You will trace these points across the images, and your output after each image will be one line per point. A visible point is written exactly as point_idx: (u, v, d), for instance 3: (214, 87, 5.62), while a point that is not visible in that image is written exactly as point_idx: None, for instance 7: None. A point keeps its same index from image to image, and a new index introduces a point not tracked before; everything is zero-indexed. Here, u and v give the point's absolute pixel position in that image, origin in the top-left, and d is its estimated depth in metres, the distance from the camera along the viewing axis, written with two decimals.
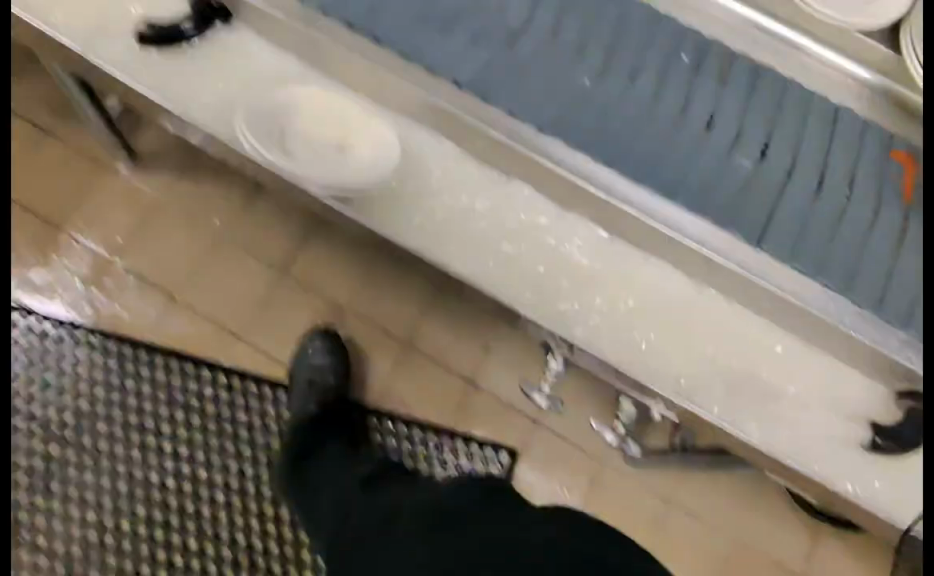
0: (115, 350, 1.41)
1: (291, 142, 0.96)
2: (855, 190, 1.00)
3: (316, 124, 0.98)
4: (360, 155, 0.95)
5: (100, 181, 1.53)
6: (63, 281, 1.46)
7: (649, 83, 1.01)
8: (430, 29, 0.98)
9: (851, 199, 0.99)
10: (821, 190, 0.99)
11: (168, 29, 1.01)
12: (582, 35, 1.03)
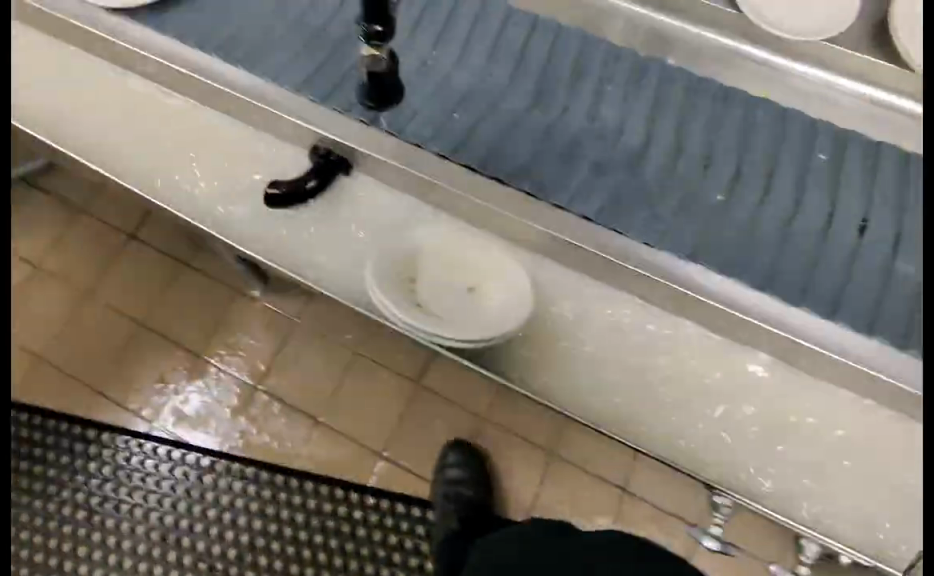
0: (266, 478, 1.45)
1: (426, 294, 0.95)
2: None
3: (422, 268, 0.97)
4: (498, 301, 0.94)
5: (240, 309, 1.60)
6: (214, 413, 1.52)
7: (787, 191, 0.96)
8: (552, 164, 0.96)
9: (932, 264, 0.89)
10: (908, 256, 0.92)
11: (289, 188, 1.01)
12: (697, 145, 0.98)
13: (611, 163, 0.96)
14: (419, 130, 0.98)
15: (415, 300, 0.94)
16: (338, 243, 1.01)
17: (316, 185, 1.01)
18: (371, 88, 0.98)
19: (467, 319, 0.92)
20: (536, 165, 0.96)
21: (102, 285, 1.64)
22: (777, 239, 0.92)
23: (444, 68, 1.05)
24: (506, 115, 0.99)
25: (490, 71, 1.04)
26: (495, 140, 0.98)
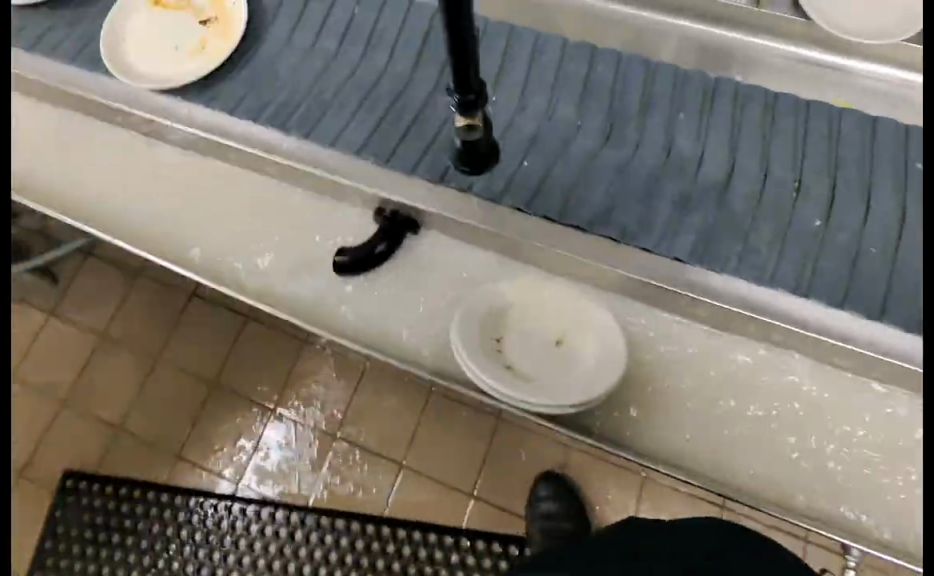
0: (355, 529, 1.44)
1: (509, 359, 0.91)
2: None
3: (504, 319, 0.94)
4: (589, 360, 0.89)
5: (308, 355, 1.59)
6: (296, 469, 1.51)
7: (886, 211, 0.89)
8: (634, 205, 0.91)
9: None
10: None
11: (360, 253, 0.97)
12: (772, 173, 0.92)
13: (694, 196, 0.92)
14: (490, 185, 0.93)
15: (504, 359, 0.90)
16: (409, 310, 0.96)
17: (387, 246, 0.97)
18: (464, 153, 0.92)
19: (561, 372, 0.90)
20: (618, 208, 0.91)
21: (172, 345, 1.63)
22: (883, 272, 0.85)
23: (507, 111, 0.99)
24: (578, 157, 0.95)
25: (557, 108, 0.99)
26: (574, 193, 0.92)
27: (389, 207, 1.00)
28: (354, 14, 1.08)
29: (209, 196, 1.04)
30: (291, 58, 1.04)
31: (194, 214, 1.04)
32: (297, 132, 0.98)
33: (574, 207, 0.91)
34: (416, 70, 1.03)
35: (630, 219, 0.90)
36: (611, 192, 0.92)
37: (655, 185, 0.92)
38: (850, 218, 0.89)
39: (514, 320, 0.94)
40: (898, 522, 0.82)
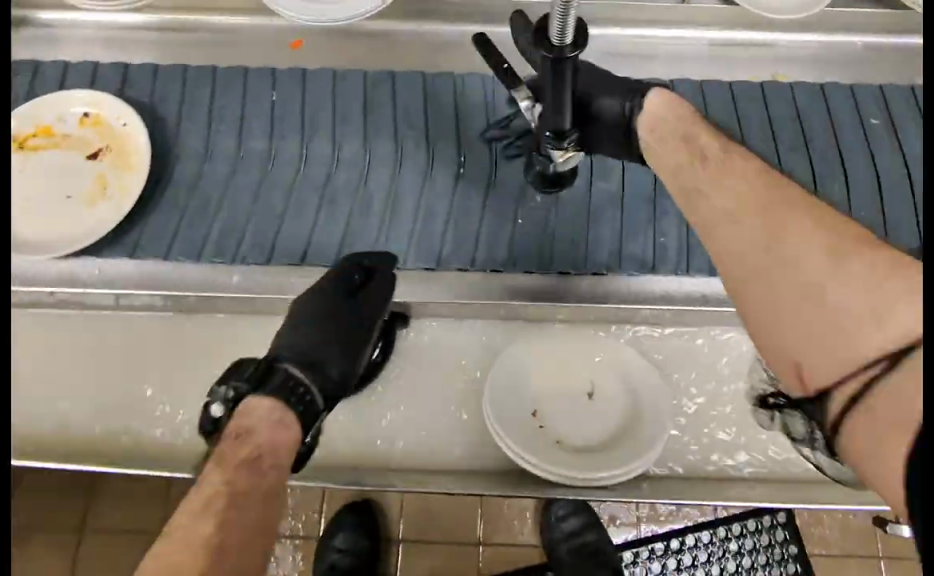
0: None
1: (558, 430, 0.81)
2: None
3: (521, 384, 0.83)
4: (646, 408, 0.80)
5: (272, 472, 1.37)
6: None
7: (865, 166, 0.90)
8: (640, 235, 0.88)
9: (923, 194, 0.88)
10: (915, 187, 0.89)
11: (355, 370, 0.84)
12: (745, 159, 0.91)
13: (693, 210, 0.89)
14: (498, 253, 0.86)
15: (552, 433, 0.81)
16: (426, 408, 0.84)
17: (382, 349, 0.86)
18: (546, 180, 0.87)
19: (622, 431, 0.80)
20: (627, 242, 0.87)
21: (89, 525, 1.19)
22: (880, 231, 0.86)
23: (484, 168, 0.89)
24: (572, 197, 0.89)
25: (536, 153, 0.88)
26: (576, 234, 0.87)
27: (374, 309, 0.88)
28: (273, 101, 0.91)
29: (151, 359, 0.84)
30: (220, 166, 0.88)
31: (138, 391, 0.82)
32: (259, 257, 0.84)
33: (586, 252, 0.87)
34: (370, 147, 0.89)
35: (642, 250, 0.87)
36: (615, 226, 0.88)
37: (653, 205, 0.89)
38: (856, 188, 0.88)
39: (546, 379, 0.84)
40: None
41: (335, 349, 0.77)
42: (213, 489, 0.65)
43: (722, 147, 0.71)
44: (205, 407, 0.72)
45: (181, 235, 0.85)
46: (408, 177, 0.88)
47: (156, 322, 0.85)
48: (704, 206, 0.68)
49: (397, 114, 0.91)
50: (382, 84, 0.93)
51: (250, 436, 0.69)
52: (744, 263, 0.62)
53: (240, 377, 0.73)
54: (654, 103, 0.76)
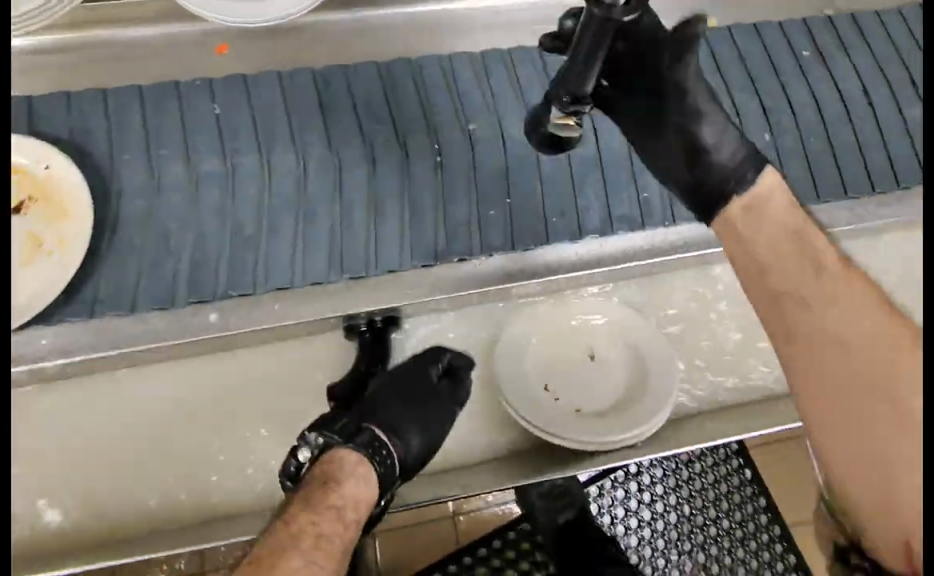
0: None
1: (573, 400, 0.76)
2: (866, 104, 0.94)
3: (521, 356, 0.77)
4: (649, 357, 0.77)
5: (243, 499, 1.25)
6: None
7: (805, 99, 0.94)
8: (623, 194, 0.84)
9: (856, 119, 0.93)
10: (850, 109, 0.94)
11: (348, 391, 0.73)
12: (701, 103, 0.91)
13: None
14: (494, 237, 0.81)
15: (569, 404, 0.75)
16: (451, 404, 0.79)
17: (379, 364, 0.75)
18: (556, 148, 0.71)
19: (633, 387, 0.77)
20: (613, 204, 0.84)
21: None
22: (829, 159, 0.91)
23: (464, 151, 0.82)
24: (554, 170, 0.84)
25: (508, 127, 0.84)
26: (559, 202, 0.83)
27: (362, 318, 0.77)
28: (216, 114, 0.82)
29: (139, 418, 0.75)
30: (174, 195, 0.79)
31: (141, 455, 0.74)
32: (245, 286, 0.77)
33: (579, 222, 0.83)
34: (335, 148, 0.81)
35: (627, 209, 0.84)
36: (600, 192, 0.84)
37: (631, 162, 0.86)
38: (801, 120, 0.93)
39: (550, 352, 0.78)
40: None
41: (424, 409, 0.69)
42: (299, 530, 0.58)
43: (837, 250, 0.58)
44: (291, 450, 0.65)
45: (148, 279, 0.76)
46: (385, 174, 0.81)
47: (140, 377, 0.76)
48: (808, 284, 0.56)
49: (357, 110, 0.83)
50: (331, 79, 0.85)
51: (335, 487, 0.61)
52: (816, 356, 0.54)
53: (332, 429, 0.65)
54: (771, 177, 0.62)
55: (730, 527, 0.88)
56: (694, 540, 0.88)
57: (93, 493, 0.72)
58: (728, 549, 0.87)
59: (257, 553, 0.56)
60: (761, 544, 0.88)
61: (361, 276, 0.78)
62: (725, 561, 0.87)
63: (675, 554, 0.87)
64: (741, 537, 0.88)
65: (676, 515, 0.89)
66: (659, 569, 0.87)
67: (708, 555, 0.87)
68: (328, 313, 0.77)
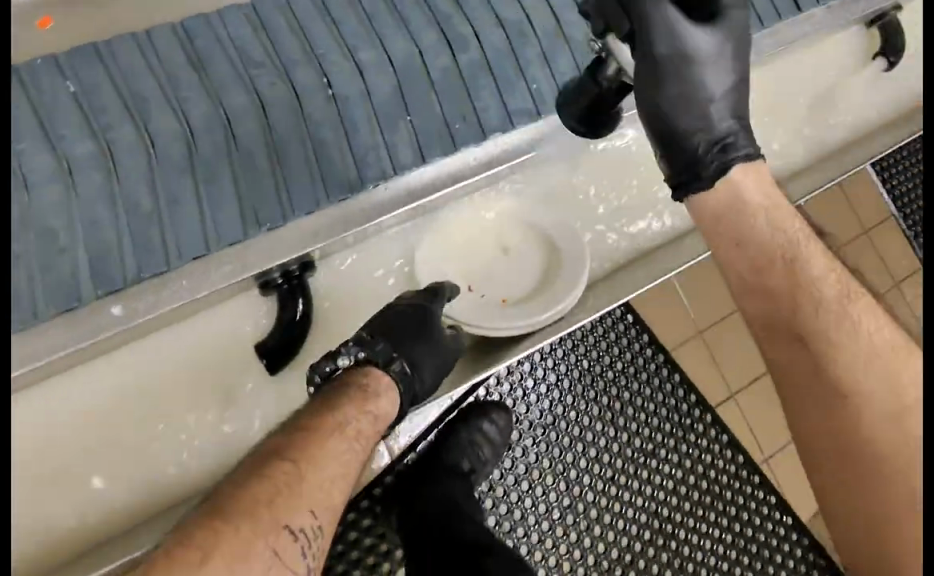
0: None
1: (499, 291, 0.78)
2: None
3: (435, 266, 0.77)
4: (554, 234, 0.79)
5: None
6: None
7: None
8: (518, 88, 0.82)
9: None
10: None
11: (282, 337, 0.71)
12: None
13: (546, 46, 0.85)
14: (404, 156, 0.78)
15: (493, 296, 0.78)
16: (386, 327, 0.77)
17: (305, 305, 0.72)
18: (590, 113, 0.72)
19: (546, 268, 0.79)
20: (509, 100, 0.82)
21: None
22: None
23: (354, 79, 0.79)
24: (445, 80, 0.81)
25: (389, 46, 0.81)
26: (455, 108, 0.80)
27: (275, 272, 0.72)
28: (72, 92, 0.73)
29: (81, 430, 0.70)
30: (49, 190, 0.70)
31: (99, 463, 0.70)
32: (157, 265, 0.70)
33: (479, 124, 0.80)
34: (219, 102, 0.75)
35: (522, 100, 0.82)
36: (493, 90, 0.82)
37: (515, 58, 0.84)
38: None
39: (466, 252, 0.79)
40: (830, 159, 0.91)
41: (432, 340, 0.70)
42: (342, 422, 0.62)
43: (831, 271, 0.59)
44: (329, 353, 0.67)
45: (47, 282, 0.68)
46: (279, 118, 0.76)
47: (66, 387, 0.70)
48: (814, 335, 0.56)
49: (231, 59, 0.77)
50: (192, 31, 0.78)
51: (376, 399, 0.65)
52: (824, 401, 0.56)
53: (373, 347, 0.67)
54: (749, 177, 0.61)
55: (624, 366, 1.00)
56: (595, 386, 0.97)
57: (58, 515, 0.69)
58: (625, 385, 0.99)
59: (310, 425, 0.61)
60: (651, 372, 1.01)
61: (279, 226, 0.73)
62: (624, 395, 0.98)
63: (583, 404, 0.96)
64: (633, 371, 1.00)
65: (578, 370, 0.97)
66: (572, 420, 0.95)
67: (609, 396, 0.97)
68: (240, 277, 0.71)
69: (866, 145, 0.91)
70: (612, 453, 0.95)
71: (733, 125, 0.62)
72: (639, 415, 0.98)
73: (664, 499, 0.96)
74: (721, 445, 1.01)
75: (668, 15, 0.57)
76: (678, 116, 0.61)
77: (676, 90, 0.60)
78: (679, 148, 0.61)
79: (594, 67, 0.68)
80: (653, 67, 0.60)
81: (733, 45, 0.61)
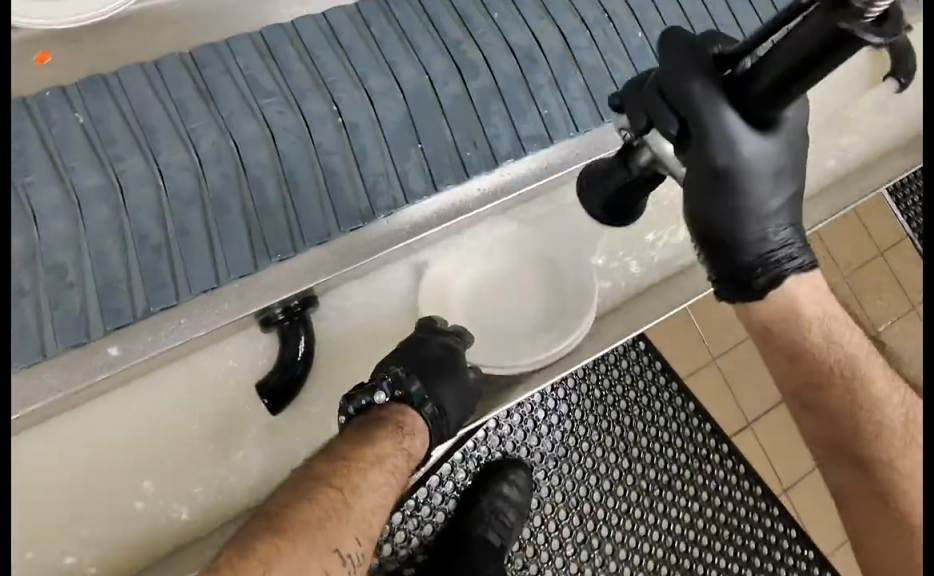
0: None
1: (506, 322, 0.76)
2: None
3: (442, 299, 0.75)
4: (568, 267, 0.77)
5: None
6: None
7: None
8: (529, 114, 0.82)
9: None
10: None
11: (284, 376, 0.70)
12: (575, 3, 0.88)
13: (557, 70, 0.84)
14: (415, 184, 0.77)
15: (502, 330, 0.76)
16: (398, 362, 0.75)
17: (307, 341, 0.71)
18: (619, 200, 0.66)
19: (555, 299, 0.76)
20: (521, 125, 0.81)
21: None
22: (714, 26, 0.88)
23: (364, 108, 0.78)
24: (456, 106, 0.80)
25: (400, 73, 0.80)
26: (466, 135, 0.79)
27: (276, 307, 0.70)
28: (82, 123, 0.73)
29: (87, 467, 0.69)
30: (57, 222, 0.69)
31: (107, 502, 0.68)
32: (167, 297, 0.69)
33: (492, 150, 0.79)
34: (229, 134, 0.74)
35: (534, 127, 0.81)
36: (505, 115, 0.81)
37: (526, 83, 0.83)
38: (668, 4, 0.90)
39: (477, 280, 0.78)
40: (846, 182, 0.90)
41: (459, 378, 0.69)
42: (377, 456, 0.63)
43: (851, 328, 0.58)
44: (365, 386, 0.68)
45: (54, 318, 0.67)
46: (289, 148, 0.75)
47: (72, 424, 0.69)
48: (869, 403, 0.55)
49: (241, 89, 0.77)
50: (202, 62, 0.77)
51: (411, 438, 0.67)
52: (873, 474, 0.55)
53: (407, 388, 0.67)
54: (805, 286, 0.55)
55: (637, 396, 1.03)
56: (608, 418, 1.01)
57: (63, 555, 0.67)
58: (638, 415, 1.02)
59: (349, 455, 0.63)
60: (664, 401, 1.05)
61: (290, 256, 0.72)
62: (638, 426, 1.02)
63: (596, 435, 0.99)
64: (648, 401, 1.04)
65: (589, 400, 1.01)
66: (585, 452, 0.99)
67: (623, 426, 1.01)
68: (243, 314, 0.70)
69: (879, 169, 0.91)
70: (627, 485, 0.99)
71: (788, 234, 0.55)
72: (653, 446, 1.01)
73: (681, 533, 0.99)
74: (737, 475, 1.05)
75: (728, 126, 0.48)
76: (734, 226, 0.54)
77: (735, 202, 0.52)
78: (731, 258, 0.55)
79: (621, 152, 0.60)
80: (712, 175, 0.51)
81: (798, 146, 0.52)
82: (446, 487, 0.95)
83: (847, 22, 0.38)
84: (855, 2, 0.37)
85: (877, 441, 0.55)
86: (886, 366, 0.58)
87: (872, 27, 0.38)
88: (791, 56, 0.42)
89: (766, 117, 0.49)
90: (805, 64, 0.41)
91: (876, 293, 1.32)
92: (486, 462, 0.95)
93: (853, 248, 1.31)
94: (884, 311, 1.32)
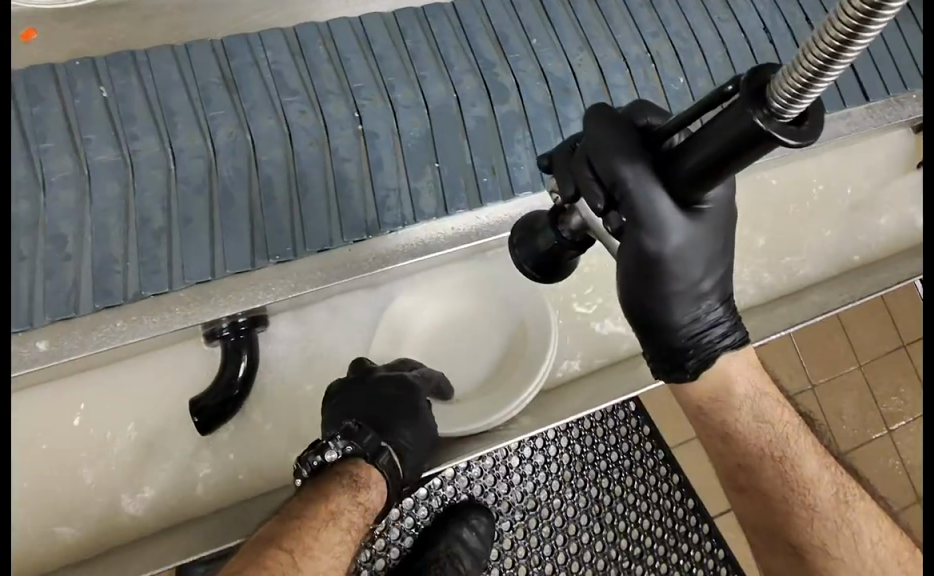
0: None
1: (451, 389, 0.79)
2: (782, 35, 0.92)
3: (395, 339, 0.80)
4: (530, 324, 0.77)
5: None
6: None
7: (729, 23, 0.90)
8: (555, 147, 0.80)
9: (778, 48, 0.91)
10: (773, 37, 0.91)
11: (218, 398, 0.70)
12: (618, 39, 0.86)
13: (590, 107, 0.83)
14: (426, 204, 0.76)
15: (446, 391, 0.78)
16: None
17: (249, 362, 0.71)
18: (550, 262, 0.60)
19: (506, 357, 0.78)
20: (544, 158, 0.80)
21: None
22: None
23: (385, 117, 0.77)
24: (479, 129, 0.79)
25: (427, 87, 0.79)
26: (487, 159, 0.78)
27: (222, 322, 0.70)
28: (105, 97, 0.73)
29: (69, 439, 0.72)
30: (65, 192, 0.70)
31: (84, 476, 0.72)
32: (160, 283, 0.69)
33: (510, 180, 0.79)
34: (247, 124, 0.74)
35: None
36: (528, 146, 0.80)
37: (556, 116, 0.81)
38: (713, 53, 0.88)
39: (444, 327, 0.81)
40: (868, 272, 0.87)
41: (420, 423, 0.71)
42: (332, 515, 0.64)
43: (803, 433, 0.62)
44: (318, 444, 0.69)
45: (45, 290, 0.67)
46: (304, 149, 0.74)
47: (64, 393, 0.73)
48: (801, 486, 0.60)
49: (266, 82, 0.76)
50: (231, 51, 0.77)
51: (366, 490, 0.68)
52: (806, 560, 0.60)
53: (362, 440, 0.69)
54: (744, 371, 0.58)
55: (618, 459, 1.02)
56: (586, 477, 0.99)
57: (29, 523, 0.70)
58: (617, 479, 1.01)
59: (305, 513, 0.64)
60: (647, 469, 1.03)
61: (289, 260, 0.72)
62: (615, 490, 1.00)
63: (569, 493, 0.98)
64: (629, 466, 1.02)
65: (568, 456, 1.00)
66: (555, 509, 0.98)
67: (600, 487, 1.00)
68: (193, 323, 0.69)
69: (904, 263, 0.88)
70: (594, 551, 0.97)
71: (718, 312, 0.56)
72: (629, 514, 0.99)
73: None
74: (716, 559, 1.02)
75: (659, 207, 0.49)
76: (667, 309, 0.55)
77: (667, 286, 0.53)
78: (663, 338, 0.56)
79: (553, 213, 0.58)
80: (647, 259, 0.52)
81: (724, 227, 0.53)
82: (405, 522, 0.95)
83: (764, 119, 0.38)
84: (776, 101, 0.37)
85: (808, 526, 0.60)
86: (815, 442, 0.63)
87: (790, 127, 0.38)
88: (709, 145, 0.42)
89: (692, 202, 0.50)
90: (726, 153, 0.42)
91: (893, 388, 1.29)
92: (450, 504, 0.95)
93: (866, 328, 1.30)
94: (898, 408, 1.28)
